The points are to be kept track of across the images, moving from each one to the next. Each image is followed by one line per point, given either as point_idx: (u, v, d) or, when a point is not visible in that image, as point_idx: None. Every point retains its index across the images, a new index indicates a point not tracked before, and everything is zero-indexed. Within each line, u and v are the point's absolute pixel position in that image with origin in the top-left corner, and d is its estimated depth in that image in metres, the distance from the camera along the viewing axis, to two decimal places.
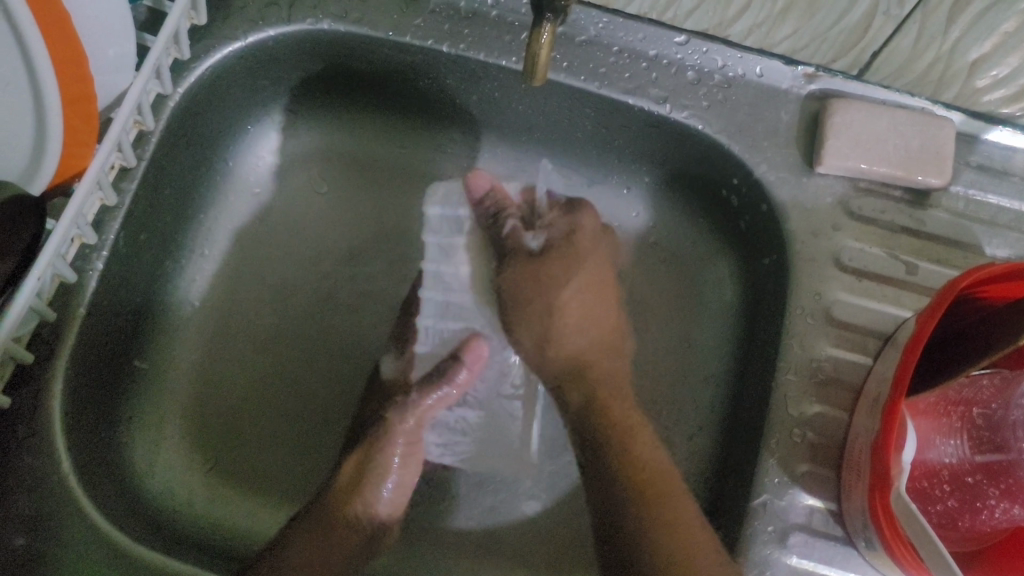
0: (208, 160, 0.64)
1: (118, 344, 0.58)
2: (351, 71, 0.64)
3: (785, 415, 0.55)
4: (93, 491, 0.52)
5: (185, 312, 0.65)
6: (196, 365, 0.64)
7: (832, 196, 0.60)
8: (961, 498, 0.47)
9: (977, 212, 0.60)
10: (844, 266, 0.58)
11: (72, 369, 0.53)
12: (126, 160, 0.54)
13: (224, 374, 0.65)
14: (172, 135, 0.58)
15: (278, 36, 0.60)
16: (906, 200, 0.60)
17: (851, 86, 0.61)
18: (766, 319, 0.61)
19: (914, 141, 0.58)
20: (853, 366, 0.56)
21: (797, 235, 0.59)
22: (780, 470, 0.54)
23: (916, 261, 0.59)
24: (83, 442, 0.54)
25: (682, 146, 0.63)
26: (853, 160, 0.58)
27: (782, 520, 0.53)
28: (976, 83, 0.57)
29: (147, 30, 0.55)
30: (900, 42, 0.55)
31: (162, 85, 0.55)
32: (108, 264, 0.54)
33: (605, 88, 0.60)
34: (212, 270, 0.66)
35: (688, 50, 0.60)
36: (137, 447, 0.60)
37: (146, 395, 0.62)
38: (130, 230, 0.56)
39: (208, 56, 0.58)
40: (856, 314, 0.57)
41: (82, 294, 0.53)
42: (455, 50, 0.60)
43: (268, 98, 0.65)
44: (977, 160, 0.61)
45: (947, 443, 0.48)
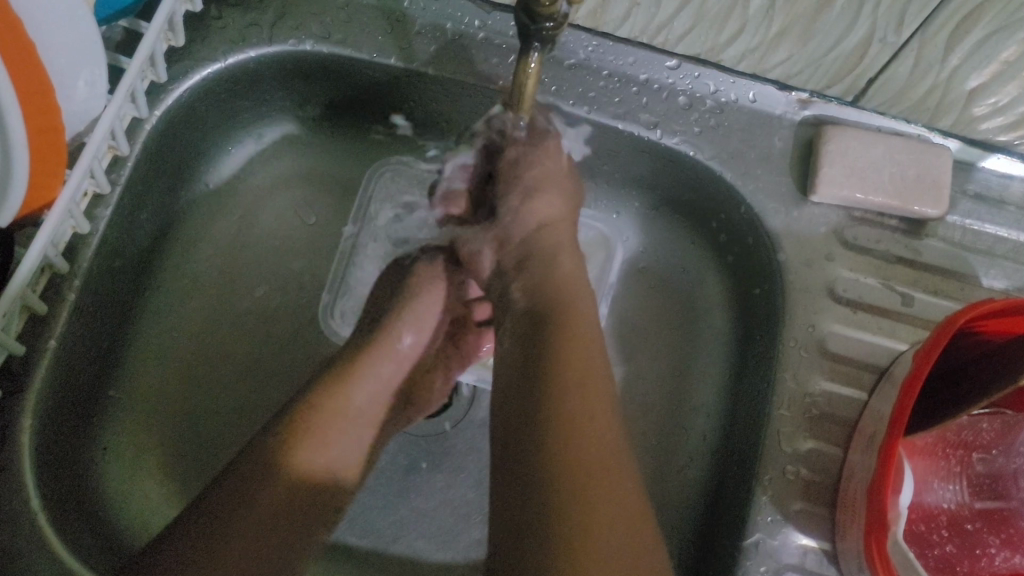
0: (187, 179, 0.63)
1: (91, 367, 0.56)
2: (333, 88, 0.63)
3: (778, 452, 0.54)
4: (65, 527, 0.50)
5: (161, 335, 0.63)
6: (174, 385, 0.62)
7: (825, 225, 0.58)
8: (960, 544, 0.45)
9: (974, 242, 0.59)
10: (838, 297, 0.57)
11: (45, 400, 0.51)
12: (99, 187, 0.52)
13: (202, 394, 0.63)
14: (150, 160, 0.56)
15: (258, 57, 0.58)
16: (902, 230, 0.59)
17: (846, 112, 0.59)
18: (759, 349, 0.59)
19: (910, 170, 0.57)
20: (848, 401, 0.55)
21: (790, 264, 0.58)
22: (773, 509, 0.53)
23: (912, 293, 0.58)
24: (54, 472, 0.52)
25: (674, 172, 0.62)
26: (848, 189, 0.57)
27: (775, 560, 0.52)
28: (974, 110, 0.56)
29: (123, 50, 0.54)
30: (897, 69, 0.54)
31: (138, 110, 0.53)
32: (82, 293, 0.53)
33: (595, 112, 0.59)
34: (198, 290, 0.64)
35: (680, 75, 0.59)
36: (112, 479, 0.58)
37: (119, 422, 0.60)
38: (105, 258, 0.54)
39: (186, 78, 0.56)
40: (851, 347, 0.56)
41: (54, 326, 0.51)
42: (441, 73, 0.59)
43: (249, 115, 0.63)
44: (975, 188, 0.60)
45: (946, 487, 0.47)
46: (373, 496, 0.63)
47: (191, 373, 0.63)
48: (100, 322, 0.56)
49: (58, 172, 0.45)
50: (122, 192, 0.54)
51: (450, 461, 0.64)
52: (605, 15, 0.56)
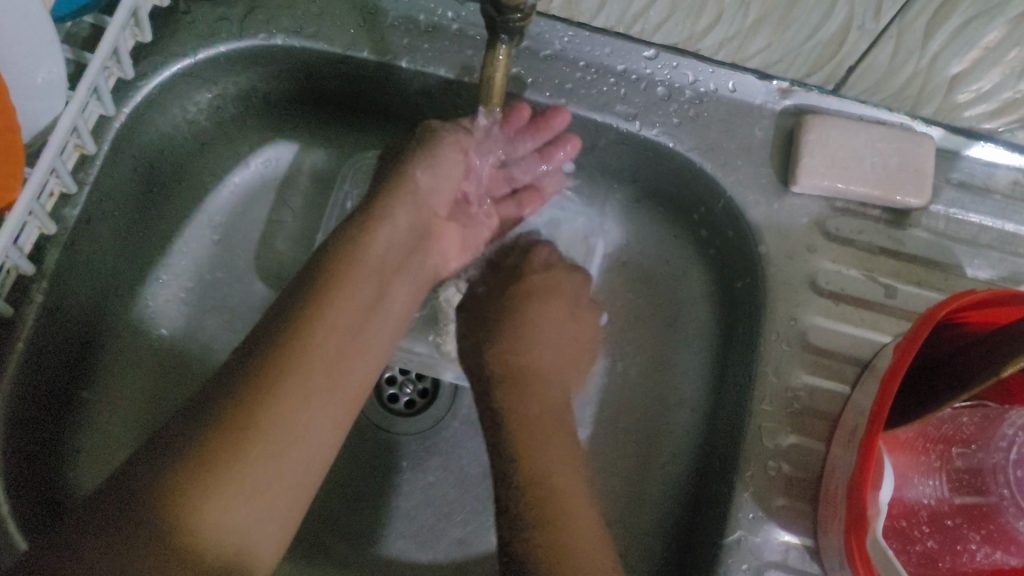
0: (161, 179, 0.62)
1: (64, 368, 0.55)
2: (307, 83, 0.61)
3: (760, 447, 0.53)
4: (35, 533, 0.49)
5: (135, 337, 0.62)
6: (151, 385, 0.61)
7: (807, 216, 0.57)
8: (941, 539, 0.45)
9: (958, 232, 0.58)
10: (820, 289, 0.56)
11: (15, 404, 0.50)
12: (66, 187, 0.51)
13: (179, 393, 0.62)
14: (119, 158, 0.55)
15: (228, 53, 0.57)
16: (885, 220, 0.58)
17: (827, 101, 0.58)
18: (742, 343, 0.58)
19: (893, 160, 0.56)
20: (830, 394, 0.54)
21: (772, 257, 0.57)
22: (754, 505, 0.52)
23: (895, 284, 0.57)
24: (25, 475, 0.51)
25: (653, 164, 0.61)
26: (829, 180, 0.56)
27: (756, 557, 0.51)
28: (957, 97, 0.55)
29: (88, 47, 0.53)
30: (878, 57, 0.53)
31: (104, 107, 0.52)
32: (51, 295, 0.52)
33: (572, 104, 0.58)
34: (173, 270, 0.64)
35: (658, 65, 0.58)
36: (86, 484, 0.57)
37: (93, 426, 0.59)
38: (74, 258, 0.53)
39: (155, 74, 0.55)
40: (833, 340, 0.55)
41: (21, 328, 0.50)
42: (415, 65, 0.57)
43: (223, 112, 0.62)
44: (958, 177, 0.59)
45: (926, 483, 0.46)
46: (354, 496, 0.62)
47: (168, 372, 0.62)
48: (72, 323, 0.55)
49: (15, 172, 0.43)
50: (91, 192, 0.53)
51: (431, 459, 0.63)
52: (581, 5, 0.55)
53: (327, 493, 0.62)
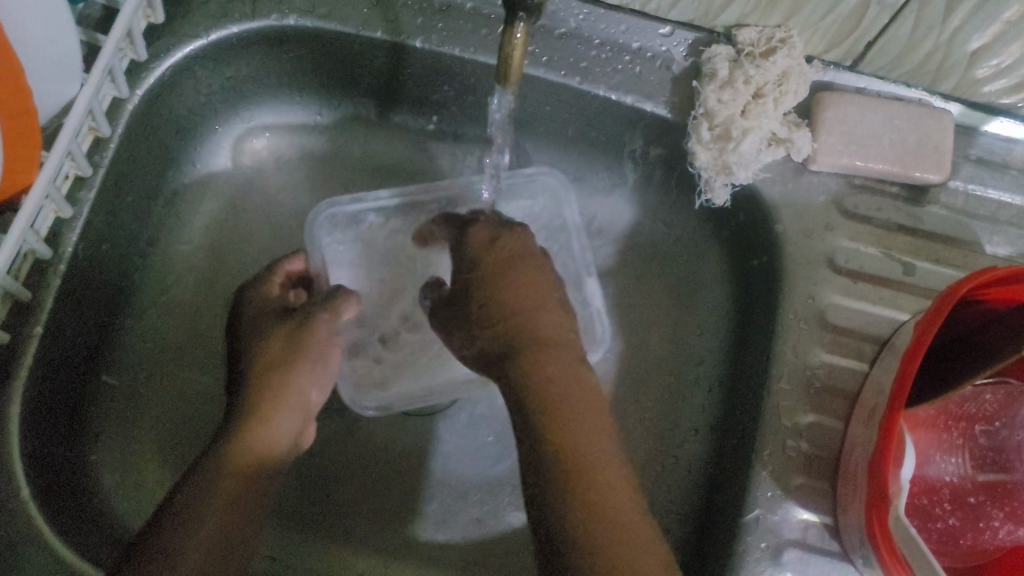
0: (172, 162, 0.61)
1: (82, 351, 0.55)
2: (318, 65, 0.61)
3: (778, 426, 0.53)
4: (57, 516, 0.49)
5: (149, 318, 0.62)
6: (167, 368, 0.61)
7: (825, 194, 0.57)
8: (963, 516, 0.45)
9: (977, 208, 0.58)
10: (838, 267, 0.56)
11: (34, 387, 0.50)
12: (81, 169, 0.51)
13: (196, 376, 0.62)
14: (132, 140, 0.55)
15: (241, 34, 0.56)
16: (904, 197, 0.57)
17: (845, 78, 0.57)
18: (759, 321, 0.58)
19: (911, 136, 0.56)
20: (848, 372, 0.54)
21: (789, 236, 0.56)
22: (773, 484, 0.52)
23: (914, 261, 0.56)
24: (47, 457, 0.51)
25: (669, 143, 0.60)
26: (848, 157, 0.56)
27: (776, 535, 0.51)
28: (976, 72, 0.55)
29: (100, 29, 0.52)
30: (897, 32, 0.52)
31: (118, 88, 0.52)
32: (68, 278, 0.51)
33: (587, 82, 0.57)
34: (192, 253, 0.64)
35: (674, 42, 0.57)
36: (104, 468, 0.57)
37: (111, 408, 0.59)
38: (90, 241, 0.53)
39: (168, 55, 0.55)
40: (850, 318, 0.55)
41: (40, 312, 0.50)
42: (429, 45, 0.57)
43: (234, 94, 0.62)
44: (977, 153, 0.58)
45: (948, 460, 0.47)
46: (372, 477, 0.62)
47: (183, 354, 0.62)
48: (88, 307, 0.55)
49: (33, 153, 0.44)
50: (105, 174, 0.53)
51: (448, 440, 0.64)
52: None
53: (346, 474, 0.62)
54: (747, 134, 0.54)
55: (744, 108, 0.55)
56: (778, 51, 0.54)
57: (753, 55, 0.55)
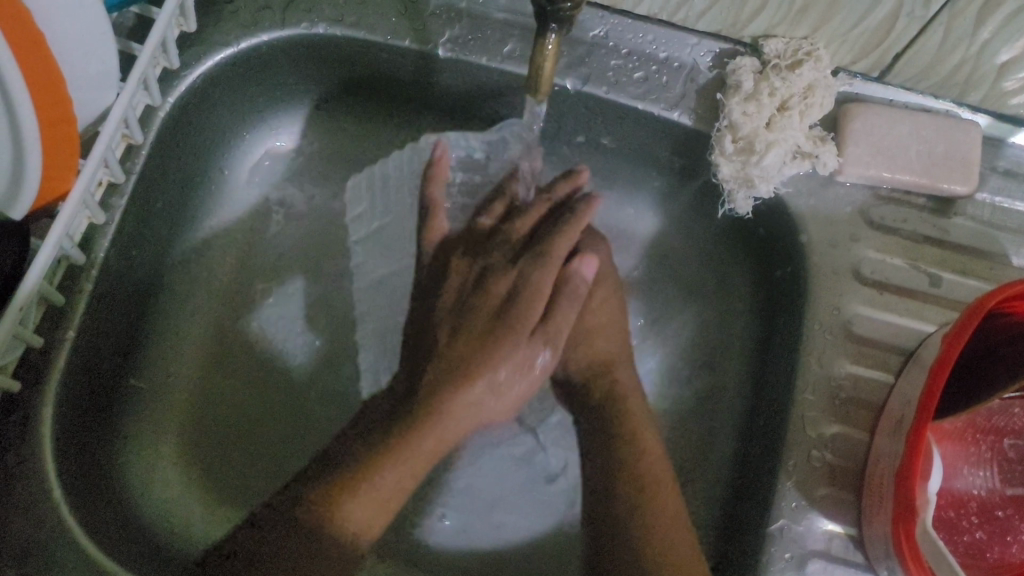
0: (202, 169, 0.62)
1: (114, 357, 0.56)
2: (347, 73, 0.61)
3: (803, 436, 0.53)
4: (85, 510, 0.49)
5: (181, 323, 0.62)
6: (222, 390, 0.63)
7: (850, 205, 0.57)
8: (991, 530, 0.46)
9: (1004, 221, 0.57)
10: (864, 279, 0.56)
11: (65, 389, 0.50)
12: (114, 175, 0.52)
13: (236, 391, 0.63)
14: (164, 147, 0.56)
15: (271, 41, 0.57)
16: (930, 208, 0.57)
17: (871, 88, 0.57)
18: (783, 332, 0.58)
19: (938, 147, 0.56)
20: (874, 384, 0.54)
21: (815, 246, 0.56)
22: (798, 494, 0.52)
23: (940, 273, 0.56)
24: (81, 463, 0.52)
25: (693, 152, 0.60)
26: (875, 169, 0.56)
27: (800, 546, 0.51)
28: (1005, 85, 0.55)
29: (135, 36, 0.53)
30: (925, 44, 0.52)
31: (151, 97, 0.53)
32: (99, 282, 0.52)
33: (613, 92, 0.57)
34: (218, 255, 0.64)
35: (700, 52, 0.57)
36: (134, 468, 0.57)
37: (141, 410, 0.59)
38: (121, 246, 0.54)
39: (200, 63, 0.55)
40: (876, 329, 0.55)
41: (73, 316, 0.50)
42: (457, 53, 0.57)
43: (264, 101, 0.63)
44: (1005, 165, 0.58)
45: (976, 474, 0.48)
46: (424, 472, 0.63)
47: (224, 368, 0.63)
48: (119, 310, 0.55)
49: (71, 160, 0.44)
50: (137, 181, 0.54)
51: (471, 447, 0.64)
52: None
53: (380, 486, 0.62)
54: (771, 148, 0.54)
55: (767, 120, 0.55)
56: (803, 65, 0.54)
57: (778, 68, 0.55)
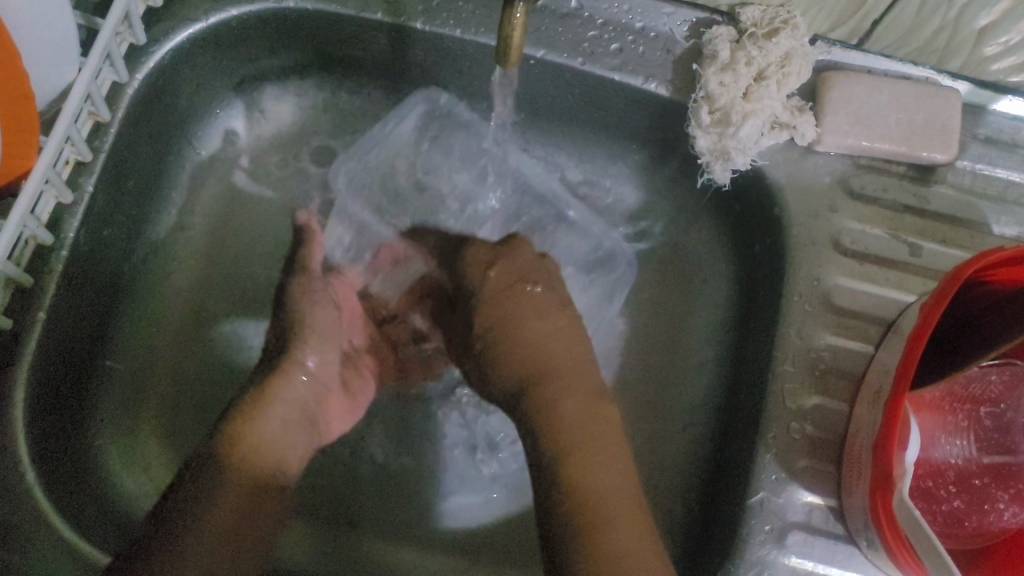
0: (171, 148, 0.61)
1: (86, 341, 0.55)
2: (317, 48, 0.60)
3: (782, 409, 0.53)
4: (60, 493, 0.49)
5: (156, 303, 0.62)
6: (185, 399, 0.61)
7: (830, 174, 0.56)
8: (968, 498, 0.46)
9: (984, 188, 0.57)
10: (844, 249, 0.55)
11: (38, 371, 0.50)
12: (81, 154, 0.51)
13: (198, 387, 0.62)
14: (133, 124, 0.55)
15: (240, 16, 0.56)
16: (910, 177, 0.57)
17: (851, 56, 0.56)
18: (762, 304, 0.57)
19: (917, 115, 0.55)
20: (854, 355, 0.54)
21: (795, 217, 0.56)
22: (777, 467, 0.52)
23: (920, 242, 0.56)
24: (54, 450, 0.51)
25: (671, 123, 0.59)
26: (854, 138, 0.55)
27: (780, 518, 0.51)
28: (984, 50, 0.54)
29: (99, 12, 0.52)
30: (903, 9, 0.52)
31: (116, 72, 0.52)
32: (69, 263, 0.51)
33: (589, 63, 0.56)
34: (192, 234, 0.64)
35: (677, 21, 0.57)
36: (110, 448, 0.57)
37: (117, 391, 0.59)
38: (91, 227, 0.53)
39: (168, 39, 0.54)
40: (857, 300, 0.55)
41: (43, 297, 0.50)
42: (430, 26, 0.56)
43: (232, 80, 0.62)
44: (986, 132, 0.57)
45: (953, 442, 0.47)
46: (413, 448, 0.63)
47: (197, 368, 0.62)
48: (91, 292, 0.55)
49: (33, 140, 0.43)
50: (106, 159, 0.53)
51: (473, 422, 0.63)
52: None
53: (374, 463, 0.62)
54: (747, 119, 0.54)
55: (744, 90, 0.54)
56: (781, 33, 0.53)
57: (755, 37, 0.54)
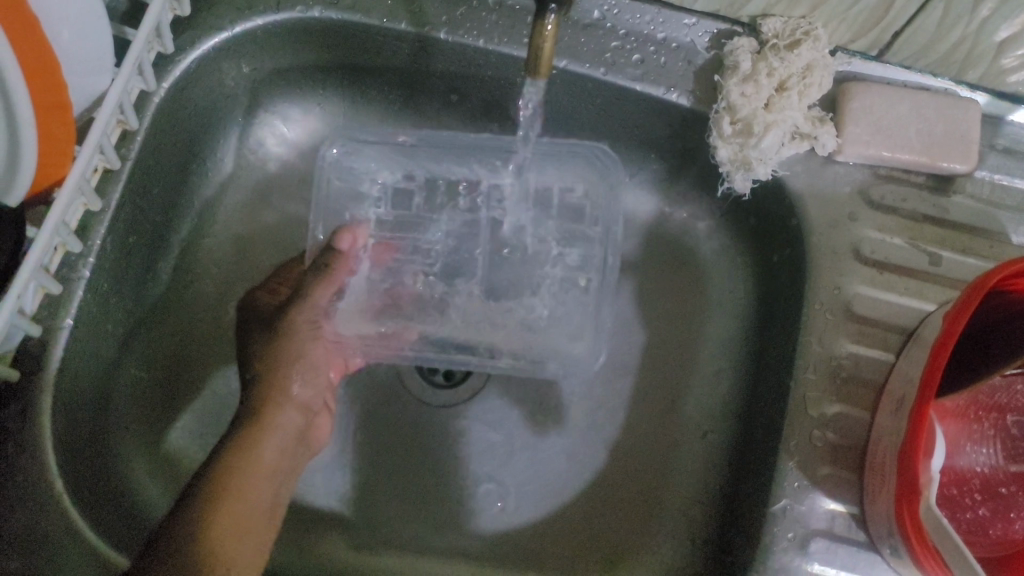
0: (196, 157, 0.61)
1: (111, 351, 0.56)
2: (340, 58, 0.61)
3: (804, 417, 0.53)
4: (86, 499, 0.50)
5: (176, 311, 0.62)
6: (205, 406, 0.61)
7: (850, 184, 0.57)
8: (994, 507, 0.47)
9: (1003, 198, 0.57)
10: (865, 258, 0.56)
11: (64, 376, 0.50)
12: (110, 163, 0.51)
13: (217, 396, 0.62)
14: (159, 134, 0.55)
15: (265, 26, 0.56)
16: (929, 186, 0.57)
17: (871, 67, 0.57)
18: (782, 312, 0.58)
19: (938, 126, 0.55)
20: (875, 364, 0.54)
21: (815, 226, 0.56)
22: (799, 474, 0.52)
23: (939, 252, 0.56)
24: (78, 457, 0.51)
25: (691, 133, 0.60)
26: (874, 148, 0.56)
27: (803, 525, 0.51)
28: (1002, 63, 0.55)
29: (128, 22, 0.52)
30: (924, 22, 0.52)
31: (145, 82, 0.52)
32: (96, 271, 0.52)
33: (611, 73, 0.57)
34: (211, 239, 0.64)
35: (699, 32, 0.57)
36: (133, 457, 0.57)
37: (139, 398, 0.59)
38: (118, 236, 0.53)
39: (194, 48, 0.55)
40: (877, 309, 0.55)
41: (70, 304, 0.50)
42: (453, 37, 0.57)
43: (255, 89, 0.62)
44: (1004, 142, 0.58)
45: (979, 451, 0.48)
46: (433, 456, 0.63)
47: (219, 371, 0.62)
48: (116, 300, 0.55)
49: (67, 148, 0.44)
50: (133, 168, 0.53)
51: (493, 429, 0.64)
52: None
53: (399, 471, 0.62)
54: (769, 129, 0.54)
55: (766, 101, 0.55)
56: (802, 45, 0.54)
57: (777, 49, 0.54)
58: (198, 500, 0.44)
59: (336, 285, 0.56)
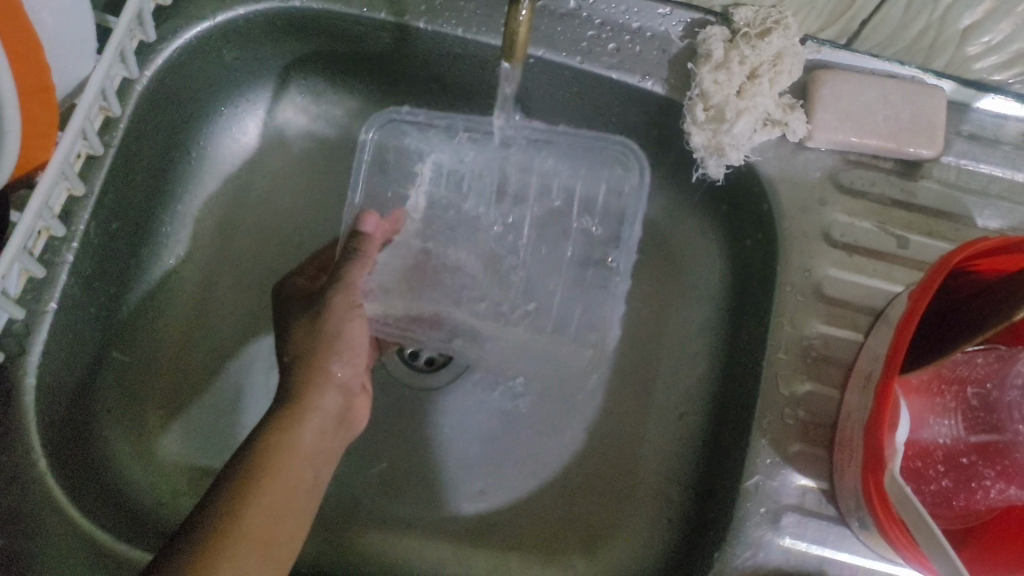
0: (179, 146, 0.62)
1: (95, 336, 0.56)
2: (322, 48, 0.62)
3: (776, 396, 0.54)
4: (70, 480, 0.50)
5: (160, 297, 0.63)
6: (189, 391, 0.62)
7: (820, 169, 0.58)
8: (956, 478, 0.48)
9: (968, 183, 0.59)
10: (835, 241, 0.57)
11: (47, 359, 0.51)
12: (93, 148, 0.52)
13: (201, 382, 0.62)
14: (142, 123, 0.56)
15: (248, 15, 0.57)
16: (897, 172, 0.59)
17: (839, 56, 0.58)
18: (755, 295, 0.59)
19: (904, 112, 0.57)
20: (844, 343, 0.56)
21: (786, 210, 0.58)
22: (772, 451, 0.53)
23: (907, 234, 0.58)
24: (62, 439, 0.52)
25: (666, 120, 0.61)
26: (842, 134, 0.57)
27: (775, 501, 0.52)
28: (967, 49, 0.57)
29: (109, 10, 0.53)
30: None
31: (127, 69, 0.53)
32: (80, 256, 0.52)
33: (587, 62, 0.58)
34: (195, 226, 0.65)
35: (672, 21, 0.58)
36: (117, 441, 0.58)
37: (123, 384, 0.60)
38: (102, 221, 0.54)
39: (176, 37, 0.55)
40: (847, 290, 0.57)
41: (53, 288, 0.50)
42: (432, 26, 0.58)
43: (238, 78, 0.63)
44: (969, 129, 0.59)
45: (941, 423, 0.49)
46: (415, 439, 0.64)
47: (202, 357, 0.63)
48: (100, 286, 0.56)
49: (50, 131, 0.45)
50: (116, 155, 0.54)
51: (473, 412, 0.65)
52: None
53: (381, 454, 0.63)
54: (741, 115, 0.55)
55: (739, 87, 0.56)
56: (772, 33, 0.55)
57: (748, 37, 0.55)
58: (233, 482, 0.44)
59: (369, 265, 0.58)
